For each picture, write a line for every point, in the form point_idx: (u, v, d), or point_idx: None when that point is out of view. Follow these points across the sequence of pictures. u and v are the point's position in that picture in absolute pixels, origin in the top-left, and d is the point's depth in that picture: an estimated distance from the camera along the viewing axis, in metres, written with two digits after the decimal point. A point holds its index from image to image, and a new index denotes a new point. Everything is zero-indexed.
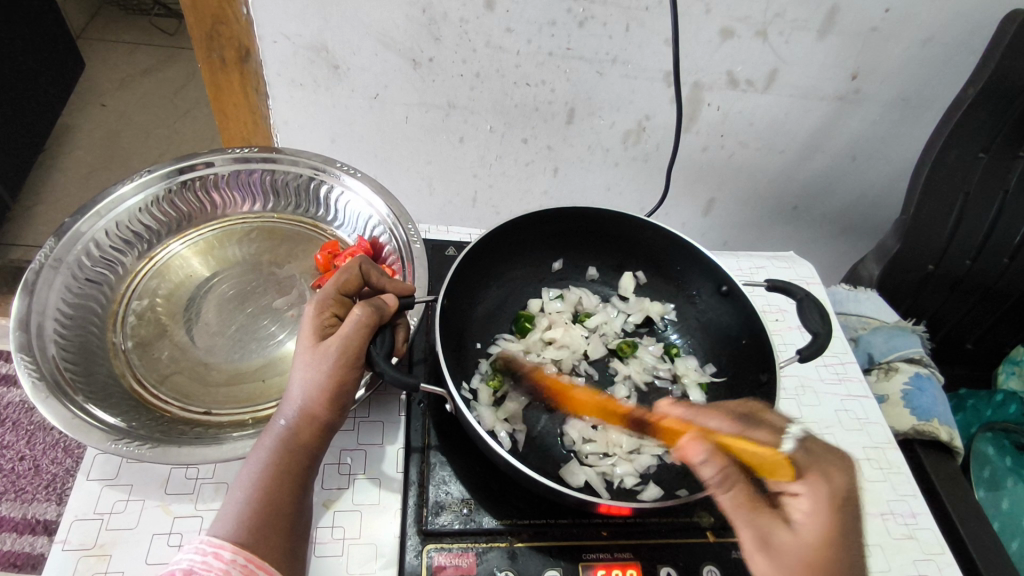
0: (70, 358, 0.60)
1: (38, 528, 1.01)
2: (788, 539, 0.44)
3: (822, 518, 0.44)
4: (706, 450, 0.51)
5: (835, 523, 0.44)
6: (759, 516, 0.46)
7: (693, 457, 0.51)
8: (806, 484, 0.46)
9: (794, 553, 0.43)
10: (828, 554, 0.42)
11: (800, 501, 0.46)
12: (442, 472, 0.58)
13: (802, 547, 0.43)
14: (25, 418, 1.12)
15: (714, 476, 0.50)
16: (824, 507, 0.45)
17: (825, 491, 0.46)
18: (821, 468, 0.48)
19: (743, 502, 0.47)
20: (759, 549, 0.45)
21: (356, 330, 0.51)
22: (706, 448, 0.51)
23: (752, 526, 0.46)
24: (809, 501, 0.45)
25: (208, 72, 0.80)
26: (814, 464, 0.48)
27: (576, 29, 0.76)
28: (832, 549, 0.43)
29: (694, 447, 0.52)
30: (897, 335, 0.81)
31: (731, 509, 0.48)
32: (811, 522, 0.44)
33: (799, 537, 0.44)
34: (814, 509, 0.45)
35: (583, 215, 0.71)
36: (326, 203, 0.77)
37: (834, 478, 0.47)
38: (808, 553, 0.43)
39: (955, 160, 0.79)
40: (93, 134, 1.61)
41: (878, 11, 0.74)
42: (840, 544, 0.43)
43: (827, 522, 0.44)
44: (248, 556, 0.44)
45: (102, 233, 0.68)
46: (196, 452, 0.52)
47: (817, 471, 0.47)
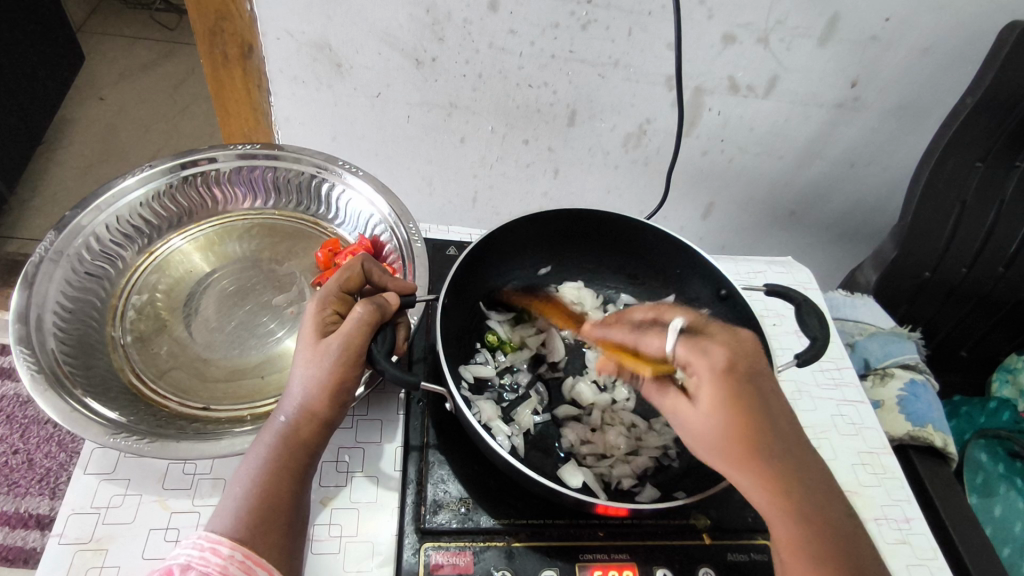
0: (69, 351, 0.60)
1: (30, 522, 1.01)
2: (689, 414, 0.47)
3: (714, 388, 0.46)
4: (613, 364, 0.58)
5: (724, 389, 0.46)
6: (668, 397, 0.49)
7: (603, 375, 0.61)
8: (693, 367, 0.48)
9: (695, 428, 0.47)
10: (722, 423, 0.45)
11: (696, 382, 0.47)
12: (441, 471, 0.58)
13: (699, 421, 0.46)
14: (18, 411, 1.11)
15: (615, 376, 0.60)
16: (711, 380, 0.46)
17: (714, 367, 0.46)
18: (694, 341, 0.48)
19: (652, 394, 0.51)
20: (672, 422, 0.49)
21: (358, 327, 0.51)
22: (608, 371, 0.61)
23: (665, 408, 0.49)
24: (700, 379, 0.47)
25: (211, 67, 0.80)
26: (692, 341, 0.49)
27: (579, 32, 0.77)
28: (728, 418, 0.45)
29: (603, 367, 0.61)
30: (893, 341, 0.82)
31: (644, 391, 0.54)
32: (704, 397, 0.46)
33: (694, 411, 0.47)
34: (704, 383, 0.47)
35: (583, 217, 0.71)
36: (327, 201, 0.77)
37: (713, 348, 0.48)
38: (706, 425, 0.46)
39: (953, 169, 0.80)
40: (91, 128, 1.61)
41: (879, 20, 0.75)
42: (737, 410, 0.45)
43: (712, 391, 0.46)
44: (245, 552, 0.44)
45: (102, 227, 0.68)
46: (194, 448, 0.52)
47: (693, 347, 0.48)
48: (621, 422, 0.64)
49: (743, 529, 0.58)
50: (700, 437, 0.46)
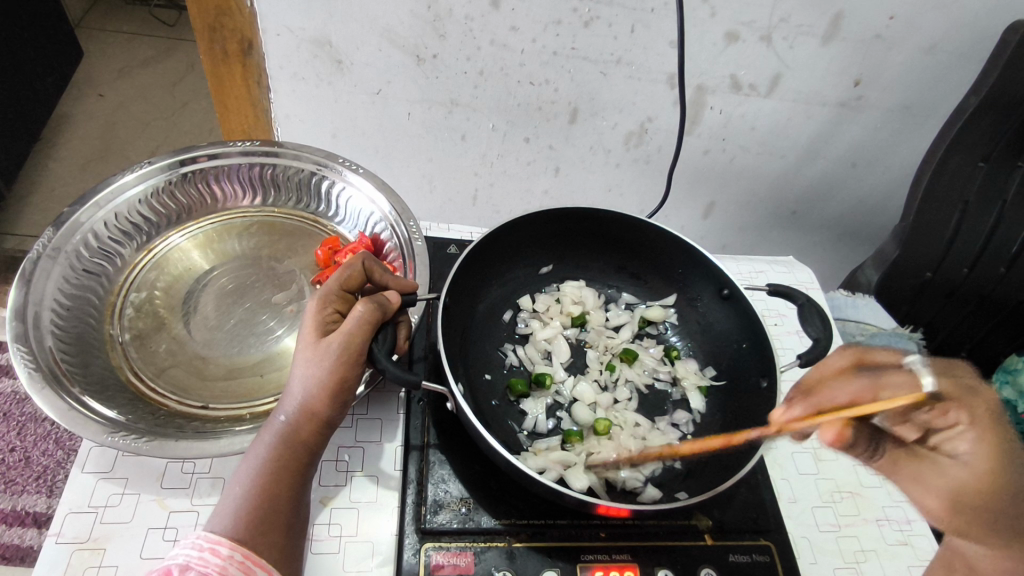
0: (68, 349, 0.59)
1: (27, 520, 1.00)
2: (962, 475, 0.46)
3: (985, 444, 0.46)
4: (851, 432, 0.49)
5: (999, 444, 0.46)
6: (923, 464, 0.48)
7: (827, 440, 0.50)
8: (962, 414, 0.47)
9: (963, 491, 0.46)
10: (999, 483, 0.45)
11: (959, 435, 0.47)
12: (442, 470, 0.58)
13: (973, 483, 0.45)
14: (16, 409, 1.10)
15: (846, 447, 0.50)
16: (983, 434, 0.46)
17: (981, 412, 0.47)
18: (961, 386, 0.48)
19: (899, 455, 0.49)
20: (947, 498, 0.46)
21: (359, 326, 0.50)
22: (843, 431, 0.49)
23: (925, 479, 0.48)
24: (967, 433, 0.46)
25: (210, 64, 0.80)
26: (950, 382, 0.48)
27: (582, 29, 0.76)
28: (1002, 481, 0.45)
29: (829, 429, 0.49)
30: (894, 342, 0.82)
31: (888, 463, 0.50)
32: (977, 455, 0.46)
33: (968, 473, 0.46)
34: (973, 440, 0.46)
35: (586, 216, 0.71)
36: (327, 198, 0.77)
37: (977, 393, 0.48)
38: (980, 487, 0.45)
39: (955, 169, 0.80)
40: (89, 124, 1.60)
41: (883, 19, 0.74)
42: (1010, 463, 0.45)
43: (989, 450, 0.46)
44: (245, 552, 0.44)
45: (101, 223, 0.67)
46: (192, 446, 0.52)
47: (963, 394, 0.47)
48: (625, 421, 0.64)
49: (744, 530, 0.58)
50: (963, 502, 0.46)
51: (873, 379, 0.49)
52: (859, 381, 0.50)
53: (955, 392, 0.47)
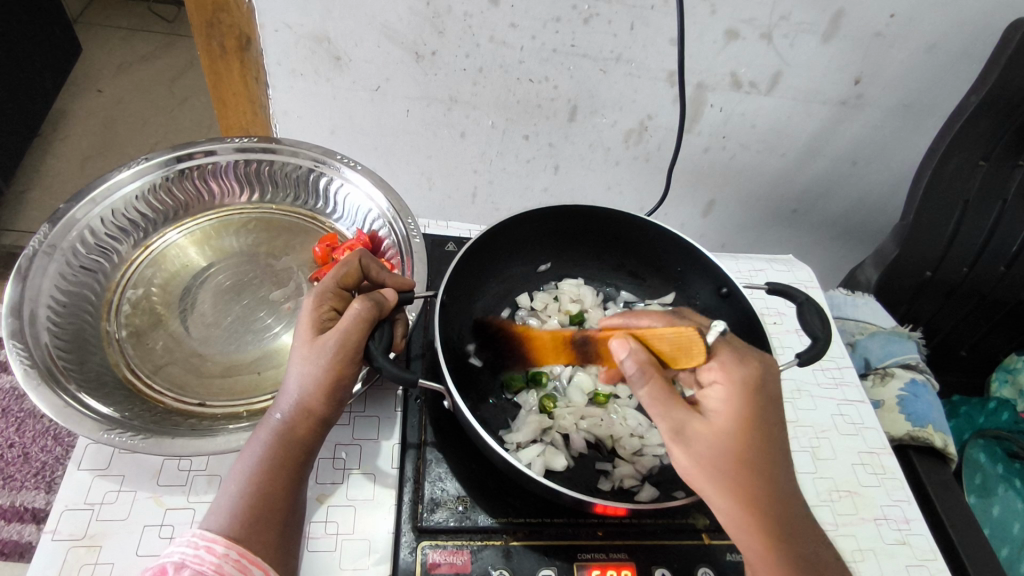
0: (64, 346, 0.59)
1: (25, 516, 1.00)
2: (701, 427, 0.45)
3: (736, 401, 0.46)
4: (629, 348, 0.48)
5: (751, 405, 0.45)
6: (673, 409, 0.46)
7: (618, 354, 0.49)
8: (726, 370, 0.47)
9: (706, 439, 0.45)
10: (738, 442, 0.44)
11: (715, 390, 0.47)
12: (438, 468, 0.57)
13: (715, 434, 0.45)
14: (15, 405, 1.10)
15: (631, 371, 0.48)
16: (737, 392, 0.46)
17: (738, 376, 0.46)
18: (738, 352, 0.48)
19: (661, 393, 0.47)
20: (674, 439, 0.45)
21: (355, 323, 0.50)
22: (633, 346, 0.49)
23: (666, 417, 0.46)
24: (724, 387, 0.46)
25: (208, 59, 0.79)
26: (728, 347, 0.48)
27: (581, 26, 0.76)
28: (740, 441, 0.44)
29: (620, 345, 0.49)
30: (894, 341, 0.82)
31: (647, 404, 0.47)
32: (723, 410, 0.46)
33: (711, 426, 0.45)
34: (728, 394, 0.46)
35: (583, 214, 0.71)
36: (325, 195, 0.76)
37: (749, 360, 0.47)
38: (722, 442, 0.44)
39: (955, 168, 0.79)
40: (88, 120, 1.60)
41: (883, 17, 0.74)
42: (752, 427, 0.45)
43: (738, 405, 0.45)
44: (240, 550, 0.43)
45: (97, 220, 0.67)
46: (189, 444, 0.52)
47: (729, 355, 0.47)
48: (625, 419, 0.64)
49: None
50: (701, 449, 0.44)
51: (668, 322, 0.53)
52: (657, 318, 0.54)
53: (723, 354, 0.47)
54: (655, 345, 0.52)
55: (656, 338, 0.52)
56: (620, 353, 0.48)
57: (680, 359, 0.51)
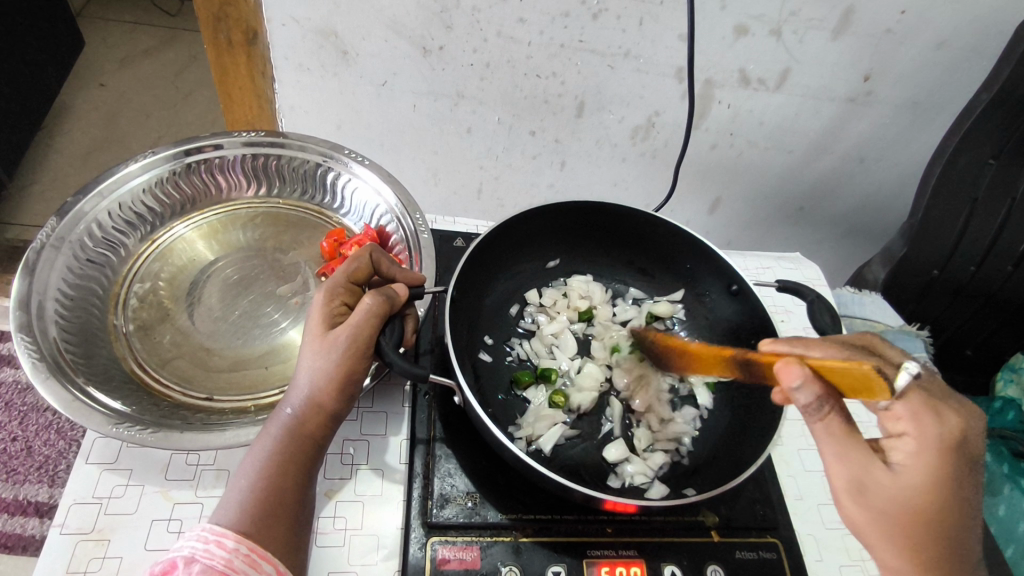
0: (72, 340, 0.59)
1: (29, 509, 1.00)
2: (884, 483, 0.43)
3: (927, 463, 0.42)
4: (801, 376, 0.42)
5: (946, 469, 0.42)
6: (855, 453, 0.43)
7: (789, 383, 0.42)
8: (916, 421, 0.43)
9: (885, 496, 0.43)
10: (927, 504, 0.42)
11: (906, 443, 0.43)
12: (448, 464, 0.57)
13: (900, 493, 0.42)
14: (18, 398, 1.10)
15: (803, 401, 0.42)
16: (932, 452, 0.42)
17: (937, 430, 0.42)
18: (932, 402, 0.43)
19: (838, 436, 0.43)
20: (849, 490, 0.44)
21: (366, 318, 0.50)
22: (803, 372, 0.42)
23: (843, 463, 0.44)
24: (915, 442, 0.42)
25: (214, 53, 0.80)
26: (921, 401, 0.43)
27: (590, 21, 0.75)
28: (925, 501, 0.42)
29: (789, 372, 0.42)
30: (903, 339, 0.82)
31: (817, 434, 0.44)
32: (912, 468, 0.42)
33: (897, 485, 0.42)
34: (920, 451, 0.42)
35: (594, 210, 0.70)
36: (333, 190, 0.76)
37: (948, 415, 0.43)
38: (906, 500, 0.42)
39: (965, 166, 0.79)
40: (91, 114, 1.59)
41: (894, 14, 0.73)
42: (941, 487, 0.42)
43: (932, 470, 0.42)
44: (250, 545, 0.43)
45: (105, 213, 0.67)
46: (197, 438, 0.51)
47: (924, 411, 0.43)
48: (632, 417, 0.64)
49: (750, 527, 0.58)
50: (880, 503, 0.43)
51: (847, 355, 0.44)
52: (832, 348, 0.44)
53: (920, 403, 0.43)
54: (834, 379, 0.43)
55: (836, 373, 0.42)
56: (790, 384, 0.41)
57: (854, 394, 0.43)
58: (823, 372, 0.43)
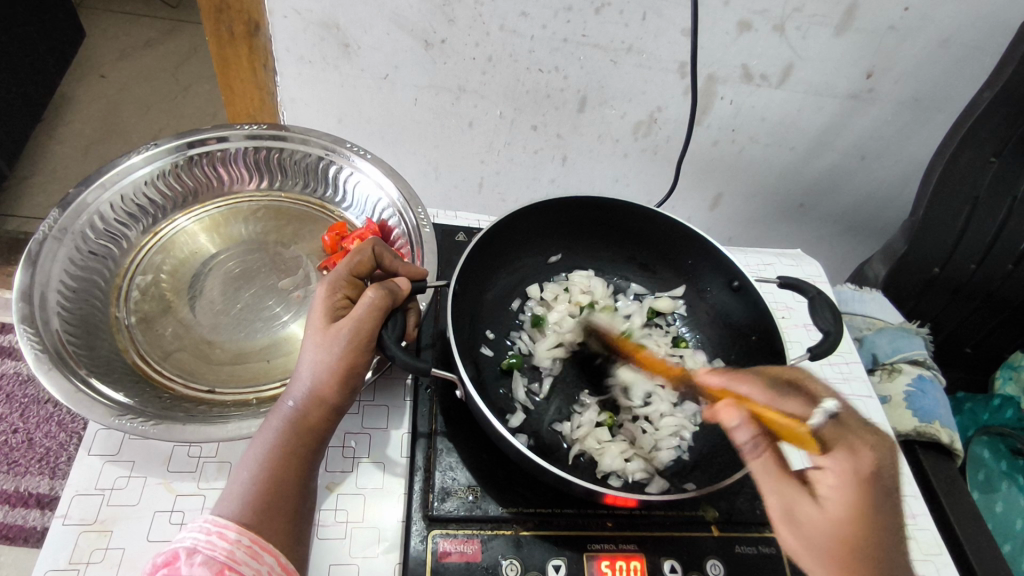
0: (74, 331, 0.59)
1: (30, 501, 1.01)
2: (814, 515, 0.46)
3: (842, 487, 0.46)
4: (740, 417, 0.53)
5: (862, 494, 0.46)
6: (785, 487, 0.49)
7: (728, 422, 0.54)
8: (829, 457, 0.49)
9: (817, 525, 0.46)
10: (854, 531, 0.44)
11: (826, 474, 0.48)
12: (449, 458, 0.58)
13: (829, 523, 0.45)
14: (19, 390, 1.10)
15: (745, 440, 0.53)
16: (847, 480, 0.47)
17: (855, 462, 0.49)
18: (845, 443, 0.50)
19: (773, 471, 0.50)
20: (783, 520, 0.48)
21: (369, 312, 0.50)
22: (743, 414, 0.54)
23: (777, 495, 0.49)
24: (834, 473, 0.47)
25: (217, 44, 0.79)
26: (833, 433, 0.51)
27: (592, 15, 0.75)
28: (856, 527, 0.44)
29: (729, 413, 0.54)
30: (901, 337, 0.82)
31: (759, 474, 0.50)
32: (836, 497, 0.46)
33: (824, 514, 0.46)
34: (839, 483, 0.47)
35: (596, 205, 0.70)
36: (334, 183, 0.76)
37: (861, 455, 0.50)
38: (833, 530, 0.45)
39: (966, 164, 0.79)
40: (92, 106, 1.59)
41: (898, 11, 0.73)
42: (862, 512, 0.45)
43: (849, 496, 0.46)
44: (252, 536, 0.44)
45: (107, 205, 0.66)
46: (200, 430, 0.51)
47: (840, 446, 0.50)
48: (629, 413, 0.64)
49: (750, 522, 0.58)
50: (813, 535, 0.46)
51: (773, 397, 0.54)
52: (760, 387, 0.55)
53: (835, 437, 0.51)
54: (774, 425, 0.52)
55: (777, 422, 0.52)
56: (731, 424, 0.53)
57: (799, 442, 0.51)
58: (764, 420, 0.53)
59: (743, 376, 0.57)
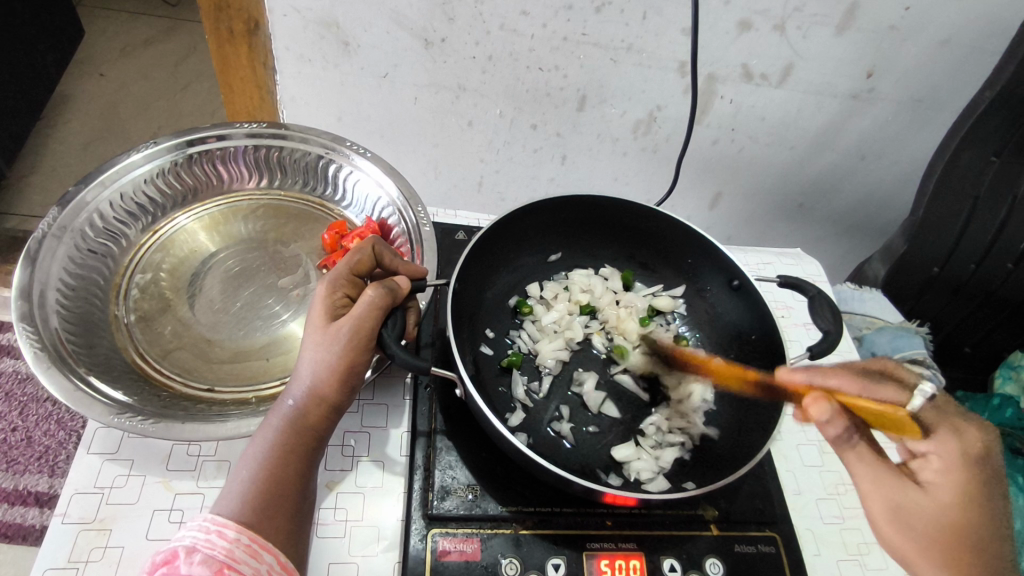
0: (73, 330, 0.59)
1: (29, 499, 1.01)
2: (922, 500, 0.45)
3: (955, 476, 0.45)
4: (832, 410, 0.46)
5: (971, 480, 0.45)
6: (889, 476, 0.46)
7: (818, 416, 0.47)
8: (935, 443, 0.47)
9: (926, 516, 0.45)
10: (965, 518, 0.44)
11: (932, 462, 0.47)
12: (448, 457, 0.58)
13: (939, 511, 0.45)
14: (17, 388, 1.10)
15: (835, 430, 0.47)
16: (956, 467, 0.45)
17: (963, 445, 0.46)
18: (951, 424, 0.47)
19: (873, 465, 0.47)
20: (894, 516, 0.46)
21: (369, 311, 0.50)
22: (833, 407, 0.47)
23: (883, 489, 0.46)
24: (941, 459, 0.46)
25: (216, 42, 0.79)
26: (937, 418, 0.48)
27: (592, 14, 0.75)
28: (959, 514, 0.44)
29: (819, 407, 0.47)
30: (901, 336, 0.82)
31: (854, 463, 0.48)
32: (943, 483, 0.45)
33: (934, 500, 0.45)
34: (944, 467, 0.46)
35: (596, 204, 0.70)
36: (334, 182, 0.76)
37: (962, 433, 0.47)
38: (943, 517, 0.45)
39: (966, 163, 0.79)
40: (91, 104, 1.59)
41: (898, 10, 0.73)
42: (970, 497, 0.45)
43: (960, 482, 0.45)
44: (251, 535, 0.44)
45: (107, 203, 0.66)
46: (200, 429, 0.51)
47: (947, 429, 0.47)
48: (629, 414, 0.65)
49: (749, 521, 0.58)
50: (920, 522, 0.45)
51: (861, 386, 0.49)
52: (846, 376, 0.50)
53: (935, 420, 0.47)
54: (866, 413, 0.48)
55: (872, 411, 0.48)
56: (824, 418, 0.46)
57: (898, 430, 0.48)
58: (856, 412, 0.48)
59: (829, 369, 0.50)
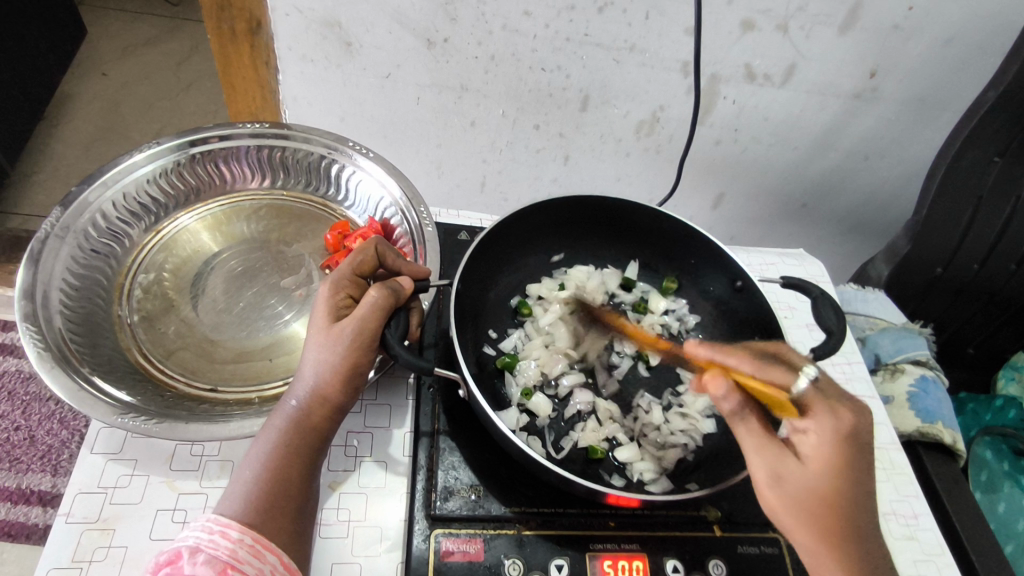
0: (76, 330, 0.59)
1: (32, 498, 1.01)
2: (796, 473, 0.44)
3: (828, 454, 0.43)
4: (727, 386, 0.45)
5: (842, 458, 0.43)
6: (765, 448, 0.45)
7: (714, 391, 0.45)
8: (812, 420, 0.45)
9: (799, 488, 0.44)
10: (831, 493, 0.43)
11: (807, 438, 0.44)
12: (452, 457, 0.58)
13: (811, 483, 0.43)
14: (20, 388, 1.10)
15: (731, 407, 0.46)
16: (830, 442, 0.43)
17: (837, 426, 0.44)
18: (830, 401, 0.45)
19: (759, 435, 0.45)
20: (768, 483, 0.45)
21: (372, 312, 0.50)
22: (728, 382, 0.45)
23: (761, 458, 0.45)
24: (816, 436, 0.44)
25: (218, 42, 0.78)
26: (817, 393, 0.46)
27: (595, 14, 0.75)
28: (830, 487, 0.43)
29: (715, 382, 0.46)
30: (905, 337, 0.81)
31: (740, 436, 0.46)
32: (818, 458, 0.44)
33: (806, 473, 0.44)
34: (820, 443, 0.44)
35: (598, 204, 0.70)
36: (337, 182, 0.76)
37: (840, 412, 0.44)
38: (815, 488, 0.43)
39: (970, 163, 0.79)
40: (93, 104, 1.59)
41: (902, 10, 0.73)
42: (841, 476, 0.43)
43: (832, 459, 0.43)
44: (255, 535, 0.44)
45: (110, 203, 0.66)
46: (202, 429, 0.51)
47: (823, 405, 0.45)
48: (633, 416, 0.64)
49: (752, 522, 0.58)
50: (795, 495, 0.44)
51: (758, 366, 0.48)
52: (746, 357, 0.49)
53: (817, 402, 0.45)
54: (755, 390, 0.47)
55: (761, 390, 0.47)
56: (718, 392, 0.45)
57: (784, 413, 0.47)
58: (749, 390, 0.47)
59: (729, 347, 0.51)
